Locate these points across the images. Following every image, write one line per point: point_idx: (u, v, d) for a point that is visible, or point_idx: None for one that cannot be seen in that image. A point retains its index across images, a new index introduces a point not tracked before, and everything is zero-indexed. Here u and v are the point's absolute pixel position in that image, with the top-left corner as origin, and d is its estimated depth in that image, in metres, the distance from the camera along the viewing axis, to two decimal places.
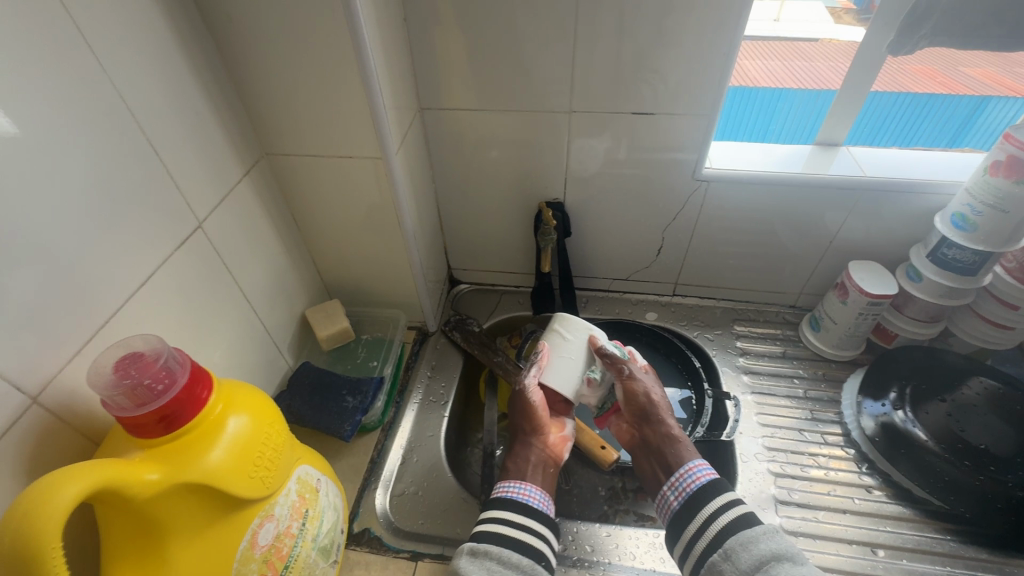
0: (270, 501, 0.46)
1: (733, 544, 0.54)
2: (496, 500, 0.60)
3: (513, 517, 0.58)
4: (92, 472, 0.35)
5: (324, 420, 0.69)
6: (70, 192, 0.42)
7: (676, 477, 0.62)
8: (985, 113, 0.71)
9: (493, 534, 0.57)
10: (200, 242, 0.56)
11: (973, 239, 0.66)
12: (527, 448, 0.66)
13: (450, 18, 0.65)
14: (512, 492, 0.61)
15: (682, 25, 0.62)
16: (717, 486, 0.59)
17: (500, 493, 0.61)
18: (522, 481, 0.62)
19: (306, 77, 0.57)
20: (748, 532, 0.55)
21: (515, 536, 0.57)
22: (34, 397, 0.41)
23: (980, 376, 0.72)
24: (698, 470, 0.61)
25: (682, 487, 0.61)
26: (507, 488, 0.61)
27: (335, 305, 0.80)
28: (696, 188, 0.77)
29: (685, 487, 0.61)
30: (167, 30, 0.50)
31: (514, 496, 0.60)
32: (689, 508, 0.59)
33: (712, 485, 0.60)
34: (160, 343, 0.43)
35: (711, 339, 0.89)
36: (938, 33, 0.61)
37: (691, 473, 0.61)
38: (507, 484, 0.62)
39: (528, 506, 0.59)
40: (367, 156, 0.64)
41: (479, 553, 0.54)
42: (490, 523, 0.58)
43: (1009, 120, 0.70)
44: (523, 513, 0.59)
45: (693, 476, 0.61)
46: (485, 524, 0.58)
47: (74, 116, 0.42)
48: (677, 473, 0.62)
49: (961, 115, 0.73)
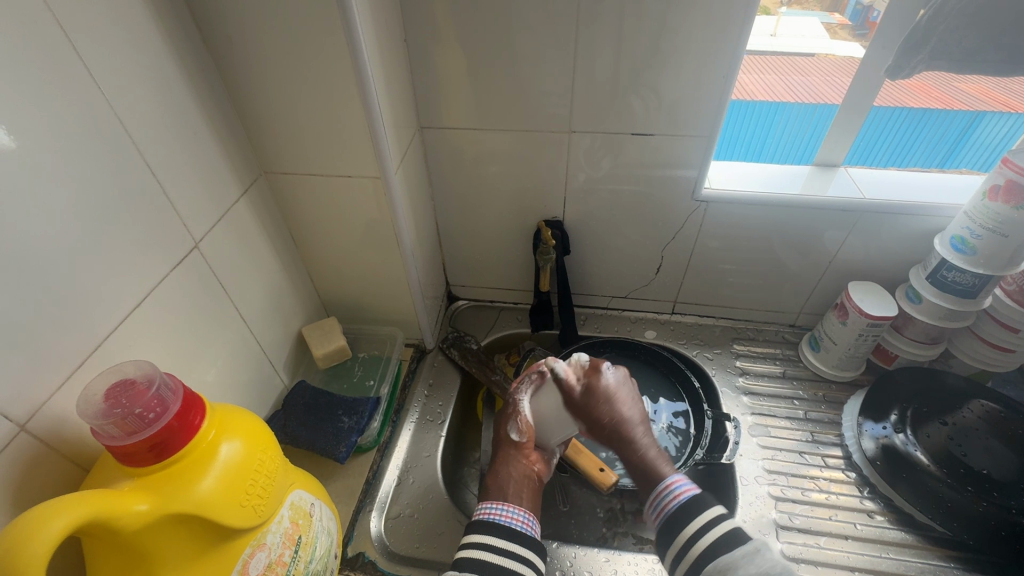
0: (262, 529, 0.45)
1: (712, 569, 0.51)
2: (475, 523, 0.58)
3: (497, 543, 0.56)
4: (79, 506, 0.34)
5: (319, 440, 0.68)
6: (64, 210, 0.42)
7: (655, 494, 0.59)
8: (981, 127, 0.70)
9: (474, 561, 0.54)
10: (195, 261, 0.56)
11: (973, 262, 0.66)
12: (509, 464, 0.64)
13: (449, 38, 0.65)
14: (495, 514, 0.58)
15: (680, 48, 0.62)
16: (698, 502, 0.56)
17: (481, 515, 0.59)
18: (505, 502, 0.60)
19: (305, 96, 0.57)
20: (729, 554, 0.51)
21: (498, 563, 0.54)
22: (21, 425, 0.40)
23: (980, 399, 0.72)
24: (678, 486, 0.59)
25: (661, 505, 0.58)
26: (489, 510, 0.59)
27: (332, 322, 0.79)
28: (696, 208, 0.77)
29: (664, 507, 0.58)
30: (168, 52, 0.50)
31: (498, 519, 0.58)
32: (668, 529, 0.56)
33: (692, 502, 0.56)
34: (152, 369, 0.42)
35: (710, 358, 0.88)
36: (935, 57, 0.62)
37: (669, 490, 0.59)
38: (489, 505, 0.59)
39: (511, 530, 0.57)
40: (366, 175, 0.64)
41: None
42: (470, 550, 0.55)
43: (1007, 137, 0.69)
44: (507, 537, 0.56)
45: (673, 495, 0.58)
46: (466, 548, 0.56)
47: (72, 139, 0.42)
48: (656, 491, 0.60)
49: (955, 130, 0.71)
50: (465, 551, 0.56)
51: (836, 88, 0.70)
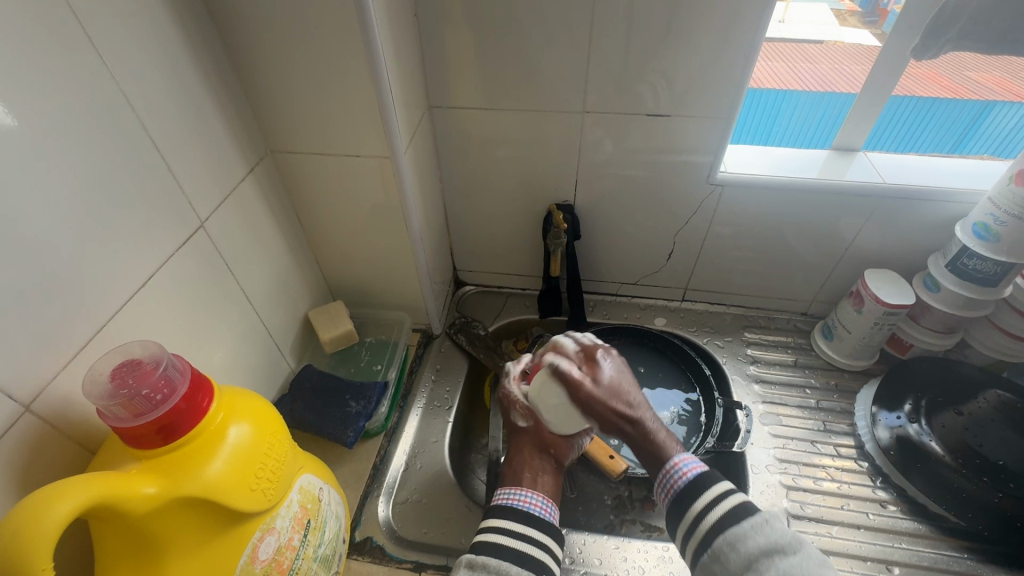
0: (271, 513, 0.45)
1: (721, 544, 0.49)
2: (492, 507, 0.59)
3: (514, 527, 0.56)
4: (88, 488, 0.33)
5: (327, 424, 0.68)
6: (66, 187, 0.40)
7: (663, 474, 0.57)
8: (989, 118, 0.69)
9: (489, 544, 0.54)
10: (201, 242, 0.55)
11: (994, 249, 0.65)
12: (519, 457, 0.64)
13: (460, 14, 0.63)
14: (514, 500, 0.59)
15: (701, 26, 0.60)
16: (707, 478, 0.54)
17: (499, 501, 0.59)
18: (519, 487, 0.60)
19: (312, 72, 0.55)
20: (737, 528, 0.49)
21: (514, 546, 0.54)
22: (27, 405, 0.39)
23: (995, 389, 0.70)
24: (685, 464, 0.56)
25: (669, 484, 0.56)
26: (506, 495, 0.59)
27: (339, 306, 0.78)
28: (710, 193, 0.76)
29: (672, 485, 0.55)
30: (172, 24, 0.48)
31: (513, 504, 0.58)
32: (677, 506, 0.54)
33: (700, 478, 0.54)
34: (159, 349, 0.41)
35: (720, 346, 0.87)
36: (965, 37, 0.59)
37: (678, 469, 0.56)
38: (507, 490, 0.60)
39: (529, 514, 0.57)
40: (374, 154, 0.62)
41: (478, 565, 0.52)
42: (487, 533, 0.56)
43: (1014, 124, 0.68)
44: (524, 522, 0.56)
45: (680, 472, 0.56)
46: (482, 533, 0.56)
47: (73, 114, 0.40)
48: (664, 470, 0.57)
49: (964, 121, 0.71)
50: (483, 535, 0.56)
51: (845, 75, 0.69)
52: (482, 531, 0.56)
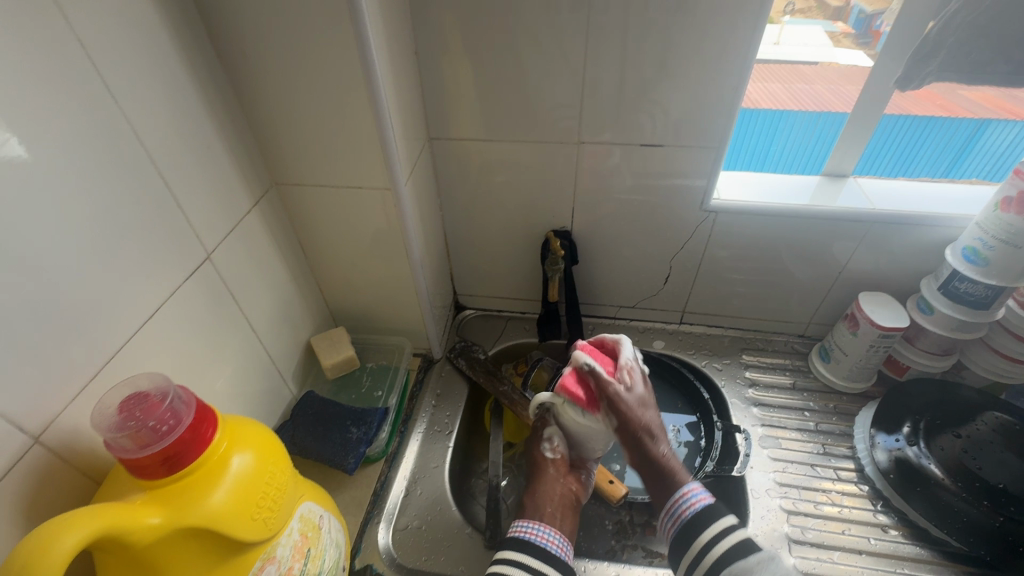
0: (272, 542, 0.45)
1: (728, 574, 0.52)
2: (508, 539, 0.59)
3: (530, 561, 0.56)
4: (93, 520, 0.34)
5: (328, 451, 0.68)
6: (80, 222, 0.42)
7: (671, 503, 0.60)
8: (985, 135, 0.69)
9: None
10: (207, 272, 0.56)
11: (984, 273, 0.66)
12: (545, 482, 0.66)
13: (459, 51, 0.66)
14: (529, 533, 0.59)
15: (688, 60, 0.62)
16: (713, 511, 0.57)
17: (515, 532, 0.59)
18: (537, 521, 0.60)
19: (316, 108, 0.58)
20: (745, 561, 0.52)
21: None
22: (35, 437, 0.40)
23: (994, 411, 0.71)
24: (694, 494, 0.59)
25: (677, 513, 0.59)
26: (523, 528, 0.60)
27: (341, 332, 0.79)
28: (705, 219, 0.77)
29: (680, 514, 0.58)
30: (182, 66, 0.51)
31: (530, 537, 0.58)
32: (684, 535, 0.57)
33: (708, 510, 0.57)
34: (164, 382, 0.42)
35: (719, 369, 0.88)
36: (945, 68, 0.61)
37: (686, 498, 0.59)
38: (523, 523, 0.60)
39: (546, 551, 0.57)
40: (376, 186, 0.64)
41: None
42: (501, 565, 0.56)
43: (1011, 141, 0.68)
44: (540, 558, 0.56)
45: (688, 502, 0.59)
46: (497, 564, 0.56)
47: (88, 153, 0.42)
48: (671, 499, 0.60)
49: (960, 138, 0.71)
50: (498, 567, 0.56)
51: (839, 95, 0.70)
52: (498, 562, 0.57)
